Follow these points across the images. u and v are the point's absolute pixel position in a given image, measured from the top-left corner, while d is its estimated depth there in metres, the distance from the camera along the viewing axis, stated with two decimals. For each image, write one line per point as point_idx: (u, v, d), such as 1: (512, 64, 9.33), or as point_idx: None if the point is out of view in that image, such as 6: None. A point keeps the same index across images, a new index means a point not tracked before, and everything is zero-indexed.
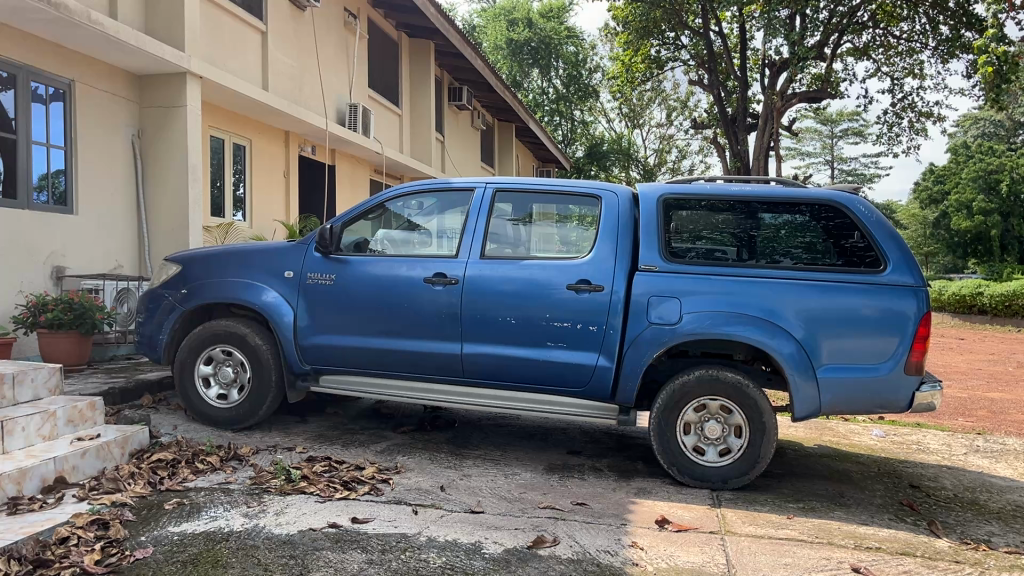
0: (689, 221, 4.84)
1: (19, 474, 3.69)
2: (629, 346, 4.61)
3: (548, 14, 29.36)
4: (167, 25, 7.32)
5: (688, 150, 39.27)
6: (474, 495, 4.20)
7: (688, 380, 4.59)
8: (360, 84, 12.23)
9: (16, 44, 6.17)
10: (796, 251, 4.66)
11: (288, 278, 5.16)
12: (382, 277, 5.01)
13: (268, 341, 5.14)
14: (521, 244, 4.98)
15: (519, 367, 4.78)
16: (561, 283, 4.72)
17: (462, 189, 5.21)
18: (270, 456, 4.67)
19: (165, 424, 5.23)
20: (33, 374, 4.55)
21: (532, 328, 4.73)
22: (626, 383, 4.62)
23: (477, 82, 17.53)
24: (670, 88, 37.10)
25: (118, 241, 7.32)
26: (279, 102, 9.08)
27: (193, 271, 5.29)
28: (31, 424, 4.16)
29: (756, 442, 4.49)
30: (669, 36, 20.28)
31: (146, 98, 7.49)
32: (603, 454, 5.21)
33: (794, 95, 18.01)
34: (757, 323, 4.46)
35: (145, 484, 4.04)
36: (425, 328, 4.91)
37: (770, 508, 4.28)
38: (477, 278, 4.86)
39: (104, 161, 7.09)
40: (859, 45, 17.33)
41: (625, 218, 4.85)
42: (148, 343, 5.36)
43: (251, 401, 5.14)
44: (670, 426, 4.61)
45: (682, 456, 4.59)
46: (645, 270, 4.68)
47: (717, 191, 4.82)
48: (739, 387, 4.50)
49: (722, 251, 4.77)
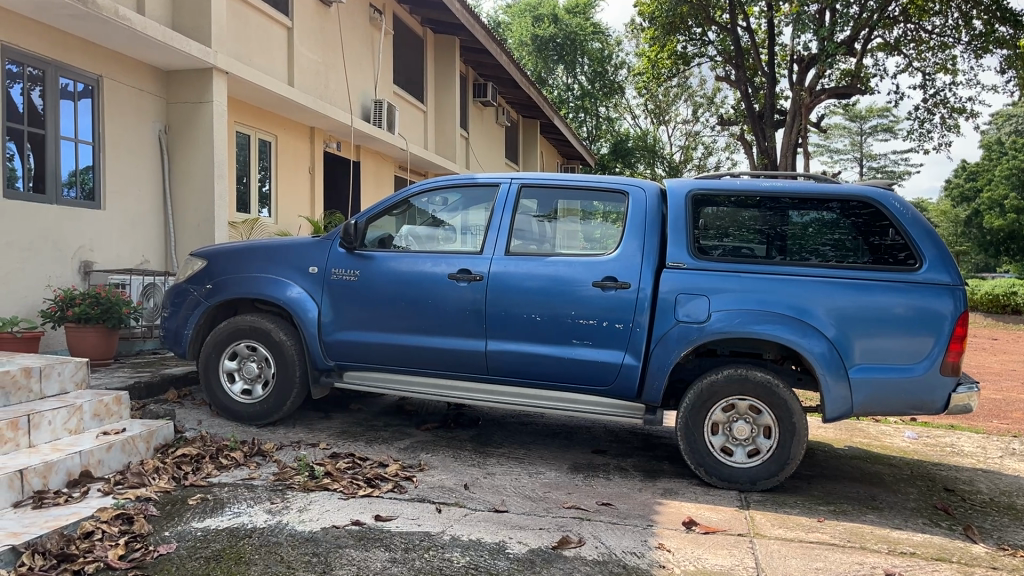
0: (717, 217, 4.74)
1: (44, 468, 3.71)
2: (657, 344, 4.54)
3: (574, 10, 29.26)
4: (194, 21, 7.34)
5: (714, 147, 38.96)
6: (498, 494, 4.15)
7: (716, 379, 4.51)
8: (385, 81, 12.23)
9: (46, 40, 6.21)
10: (827, 249, 4.55)
11: (312, 274, 5.15)
12: (406, 273, 4.97)
13: (292, 337, 5.12)
14: (547, 241, 4.92)
15: (545, 365, 4.72)
16: (587, 280, 4.66)
17: (487, 184, 5.16)
18: (294, 452, 4.65)
19: (190, 419, 5.23)
20: (59, 368, 4.57)
21: (557, 325, 4.68)
22: (653, 382, 4.55)
23: (503, 78, 17.48)
24: (696, 85, 36.81)
25: (145, 237, 7.36)
26: (304, 98, 9.08)
27: (218, 266, 5.29)
28: (57, 418, 4.18)
29: (786, 443, 4.41)
30: (696, 32, 20.10)
31: (172, 94, 7.52)
32: (629, 453, 5.13)
33: (823, 91, 17.74)
34: (787, 322, 4.37)
35: (169, 479, 4.03)
36: (449, 324, 4.87)
37: (800, 511, 4.19)
38: (502, 274, 4.81)
39: (131, 156, 7.13)
40: (890, 40, 17.06)
41: (653, 214, 4.77)
42: (173, 338, 5.36)
43: (276, 396, 5.12)
44: (698, 426, 4.53)
45: (710, 457, 4.52)
46: (672, 268, 4.60)
47: (746, 187, 4.73)
48: (769, 386, 4.42)
49: (750, 249, 4.66)
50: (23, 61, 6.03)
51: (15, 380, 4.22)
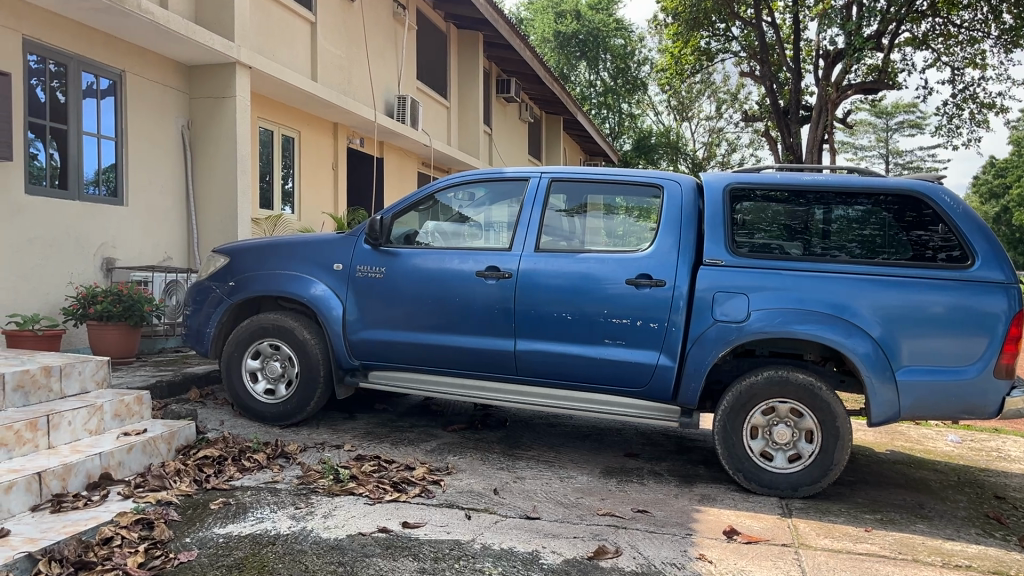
0: (756, 212, 4.56)
1: (63, 470, 3.61)
2: (693, 345, 4.36)
3: (596, 6, 29.02)
4: (217, 15, 7.24)
5: (738, 143, 38.58)
6: (529, 499, 4.00)
7: (756, 381, 4.33)
8: (408, 76, 12.12)
9: (68, 35, 6.14)
10: (854, 246, 4.38)
11: (336, 271, 5.01)
12: (433, 271, 4.83)
13: (316, 336, 4.99)
14: (576, 237, 4.75)
15: (575, 366, 4.56)
16: (620, 278, 4.49)
17: (516, 179, 4.99)
18: (318, 454, 4.53)
19: (212, 419, 5.12)
20: (80, 366, 4.47)
21: (589, 324, 4.51)
22: (689, 383, 4.37)
23: (526, 74, 17.30)
24: (719, 80, 36.44)
25: (168, 233, 7.27)
26: (328, 93, 8.98)
27: (241, 262, 5.17)
28: (77, 418, 4.08)
29: (829, 448, 4.22)
30: (719, 27, 19.81)
31: (195, 89, 7.43)
32: (662, 457, 4.96)
33: (849, 86, 17.39)
34: (831, 322, 4.18)
35: (190, 482, 3.92)
36: (477, 323, 4.72)
37: (845, 519, 4.00)
38: (532, 272, 4.65)
39: (153, 152, 7.05)
40: (918, 34, 16.69)
41: (689, 209, 4.58)
42: (196, 336, 5.25)
43: (299, 397, 4.99)
44: (736, 429, 4.36)
45: (748, 461, 4.34)
46: (710, 265, 4.42)
47: (786, 180, 4.54)
48: (811, 389, 4.24)
49: (784, 245, 4.48)
50: (46, 56, 5.95)
51: (35, 378, 4.13)
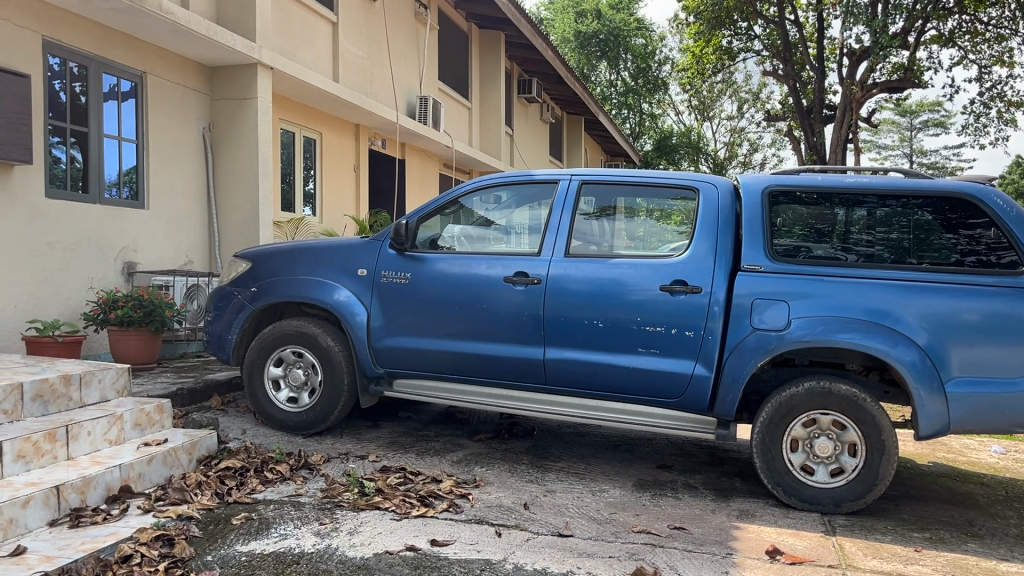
0: (799, 215, 4.38)
1: (82, 483, 3.50)
2: (730, 354, 4.18)
3: (617, 6, 28.78)
4: (239, 15, 7.16)
5: (760, 143, 38.19)
6: (560, 515, 3.85)
7: (797, 392, 4.16)
8: (430, 77, 12.02)
9: (89, 36, 6.06)
10: (883, 249, 4.22)
11: (360, 276, 4.89)
12: (460, 276, 4.69)
13: (340, 343, 4.88)
14: (606, 241, 4.60)
15: (606, 375, 4.41)
16: (653, 284, 4.33)
17: (545, 181, 4.85)
18: (342, 465, 4.40)
19: (233, 428, 5.00)
20: (100, 374, 4.38)
21: (622, 332, 4.35)
22: (727, 395, 4.20)
23: (547, 74, 17.12)
24: (741, 80, 36.07)
25: (189, 237, 7.19)
26: (349, 94, 8.88)
27: (263, 267, 5.06)
28: (97, 428, 3.98)
29: (874, 463, 4.03)
30: (741, 26, 19.54)
31: (217, 90, 7.34)
32: (697, 469, 4.79)
33: (875, 85, 17.04)
34: (874, 330, 3.99)
35: (212, 495, 3.80)
36: (505, 330, 4.58)
37: (893, 538, 3.82)
38: (561, 278, 4.50)
39: (175, 154, 6.97)
40: (944, 32, 16.34)
41: (726, 213, 4.42)
42: (217, 342, 5.14)
43: (322, 405, 4.87)
44: (775, 442, 4.18)
45: (788, 476, 4.17)
46: (748, 271, 4.25)
47: (831, 182, 4.35)
48: (854, 400, 4.06)
49: (813, 248, 4.32)
50: (67, 57, 5.88)
51: (54, 388, 4.04)
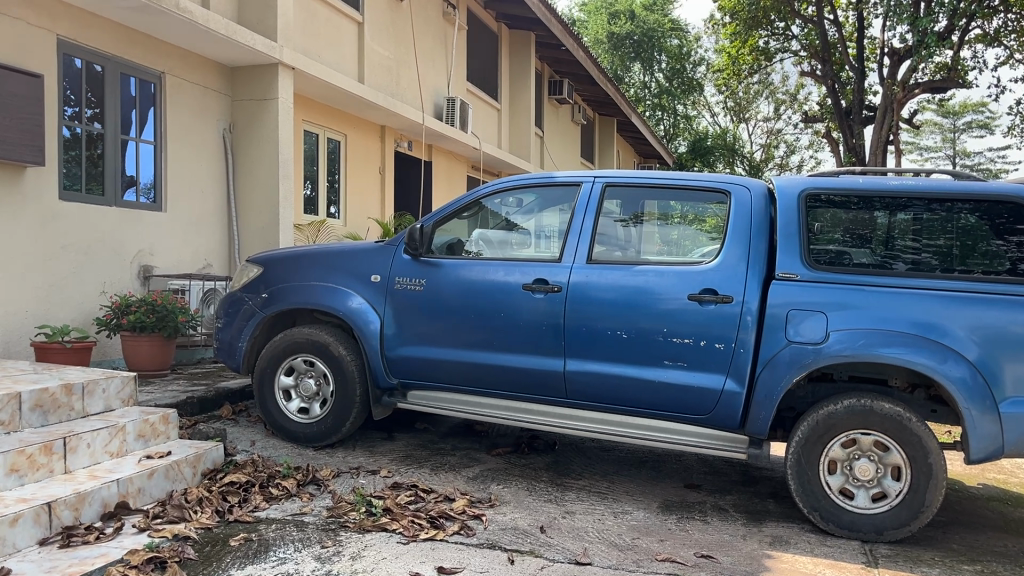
0: (842, 221, 4.09)
1: (77, 499, 3.34)
2: (763, 368, 3.91)
3: (651, 7, 28.38)
4: (260, 14, 7.02)
5: (797, 145, 37.47)
6: (579, 539, 3.61)
7: (835, 410, 3.87)
8: (459, 77, 11.85)
9: (106, 35, 5.95)
10: (928, 256, 3.92)
11: (374, 283, 4.69)
12: (477, 283, 4.47)
13: (352, 352, 4.68)
14: (632, 247, 4.35)
15: (630, 389, 4.15)
16: (681, 293, 4.07)
17: (567, 184, 4.62)
18: (352, 481, 4.20)
19: (242, 439, 4.83)
20: (104, 383, 4.23)
21: (646, 344, 4.10)
22: (759, 412, 3.92)
23: (579, 75, 16.86)
24: (778, 81, 35.40)
25: (208, 240, 7.07)
26: (375, 95, 8.73)
27: (276, 272, 4.89)
28: (97, 440, 3.83)
29: (920, 487, 3.73)
30: (778, 26, 19.09)
31: (238, 91, 7.22)
32: (727, 489, 4.52)
33: (917, 85, 16.45)
34: (920, 345, 3.68)
35: (212, 513, 3.62)
36: (523, 340, 4.35)
37: (941, 571, 3.51)
38: (583, 285, 4.26)
39: (194, 155, 6.84)
40: (989, 31, 15.75)
41: (760, 218, 4.14)
42: (227, 349, 4.98)
43: (333, 417, 4.67)
44: (811, 463, 3.90)
45: (826, 500, 3.88)
46: (783, 279, 3.97)
47: (875, 185, 4.06)
48: (898, 420, 3.77)
49: (853, 255, 4.03)
50: (82, 56, 5.77)
51: (55, 398, 3.90)
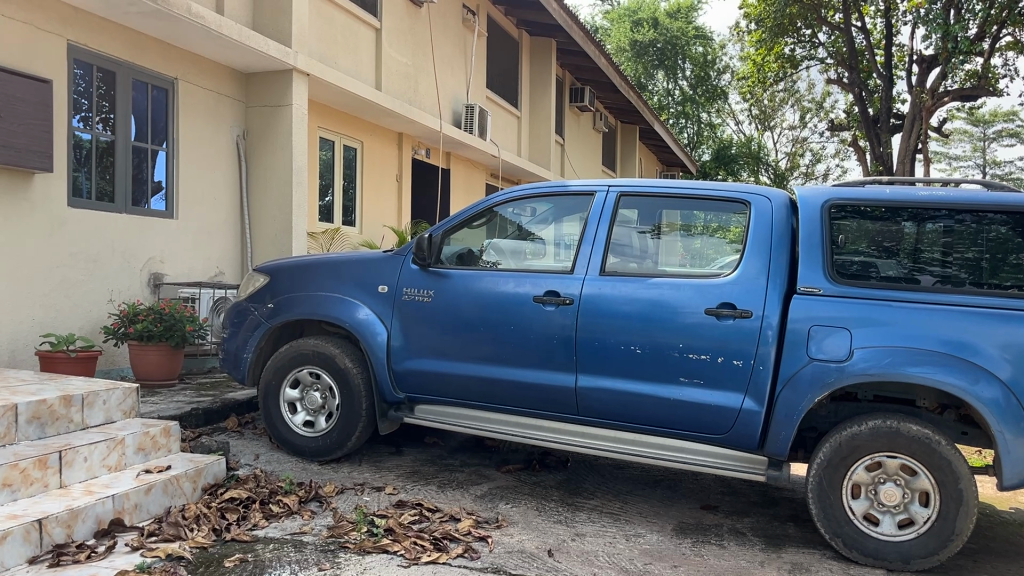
0: (868, 231, 3.90)
1: (69, 516, 3.24)
2: (784, 387, 3.74)
3: (675, 14, 28.17)
4: (276, 20, 6.96)
5: (824, 153, 36.99)
6: (587, 564, 3.45)
7: (860, 431, 3.69)
8: (478, 84, 11.76)
9: (117, 41, 5.91)
10: (957, 269, 3.72)
11: (382, 293, 4.58)
12: (487, 294, 4.34)
13: (359, 365, 4.57)
14: (649, 258, 4.19)
15: (644, 407, 3.99)
16: (698, 306, 3.91)
17: (581, 193, 4.48)
18: (355, 499, 4.07)
19: (246, 453, 4.73)
20: (105, 395, 4.14)
21: (661, 360, 3.94)
22: (779, 432, 3.75)
23: (600, 83, 16.70)
24: (804, 89, 34.98)
25: (220, 247, 7.00)
26: (392, 102, 8.65)
27: (283, 282, 4.80)
28: (95, 454, 3.74)
29: (950, 514, 3.53)
30: (805, 33, 18.80)
31: (253, 97, 7.17)
32: (745, 512, 4.34)
33: (946, 93, 16.10)
34: (951, 364, 3.49)
35: (209, 532, 3.52)
36: (534, 354, 4.21)
37: None
38: (596, 298, 4.12)
39: (207, 162, 6.79)
40: (1022, 38, 15.39)
41: (782, 228, 3.97)
42: (233, 360, 4.89)
43: (339, 431, 4.55)
44: (834, 486, 3.71)
45: (849, 525, 3.69)
46: (805, 293, 3.80)
47: (902, 196, 3.88)
48: (927, 443, 3.58)
49: (877, 268, 3.84)
50: (93, 62, 5.72)
51: (53, 409, 3.82)
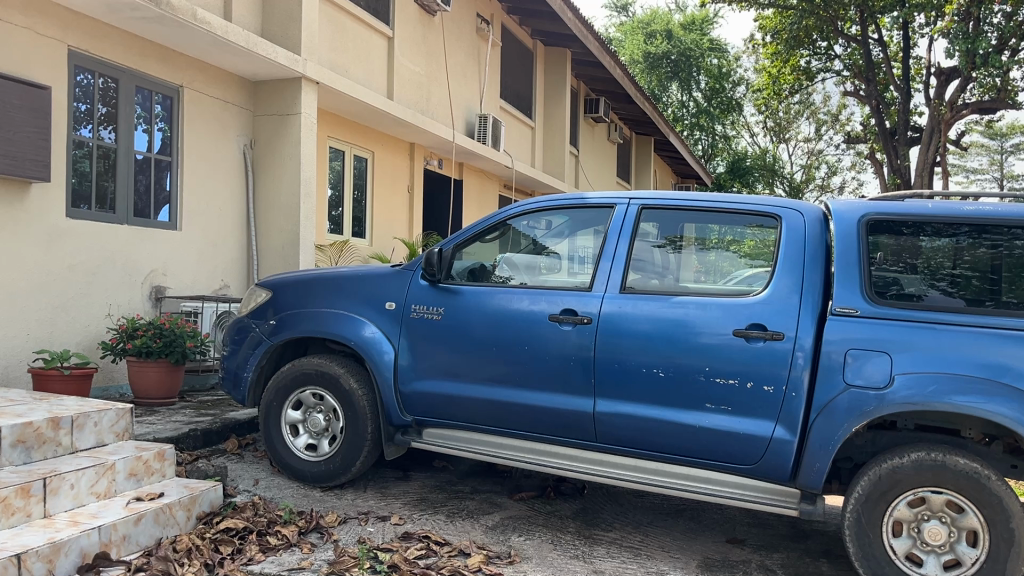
0: (902, 249, 3.63)
1: (51, 550, 3.00)
2: (818, 415, 3.47)
3: (690, 26, 27.95)
4: (285, 26, 6.78)
5: (840, 166, 36.61)
6: None
7: (901, 464, 3.42)
8: (492, 94, 11.56)
9: (121, 48, 5.74)
10: (1005, 289, 3.44)
11: (389, 310, 4.35)
12: (500, 312, 4.10)
13: (364, 386, 4.34)
14: (670, 274, 3.94)
15: (666, 434, 3.73)
16: (725, 327, 3.66)
17: (600, 206, 4.22)
18: (358, 529, 3.83)
19: (246, 478, 4.50)
20: (96, 417, 3.93)
21: (685, 384, 3.69)
22: (813, 463, 3.48)
23: (615, 94, 16.47)
24: (820, 101, 34.67)
25: (225, 260, 6.80)
26: (404, 111, 8.46)
27: (286, 298, 4.58)
28: (82, 481, 3.51)
29: (1000, 556, 3.25)
30: (820, 46, 18.53)
31: (260, 106, 6.98)
32: (774, 546, 4.07)
33: (966, 106, 15.76)
34: (1005, 394, 3.20)
35: (200, 566, 3.28)
36: (549, 376, 3.96)
37: None
38: (615, 317, 3.87)
39: (212, 172, 6.60)
40: None
41: (815, 245, 3.71)
42: (233, 379, 4.67)
43: (343, 455, 4.32)
44: (873, 523, 3.44)
45: (890, 566, 3.40)
46: (842, 314, 3.53)
47: (944, 210, 3.60)
48: (975, 478, 3.30)
49: (919, 287, 3.56)
50: (96, 69, 5.56)
51: (40, 432, 3.60)
